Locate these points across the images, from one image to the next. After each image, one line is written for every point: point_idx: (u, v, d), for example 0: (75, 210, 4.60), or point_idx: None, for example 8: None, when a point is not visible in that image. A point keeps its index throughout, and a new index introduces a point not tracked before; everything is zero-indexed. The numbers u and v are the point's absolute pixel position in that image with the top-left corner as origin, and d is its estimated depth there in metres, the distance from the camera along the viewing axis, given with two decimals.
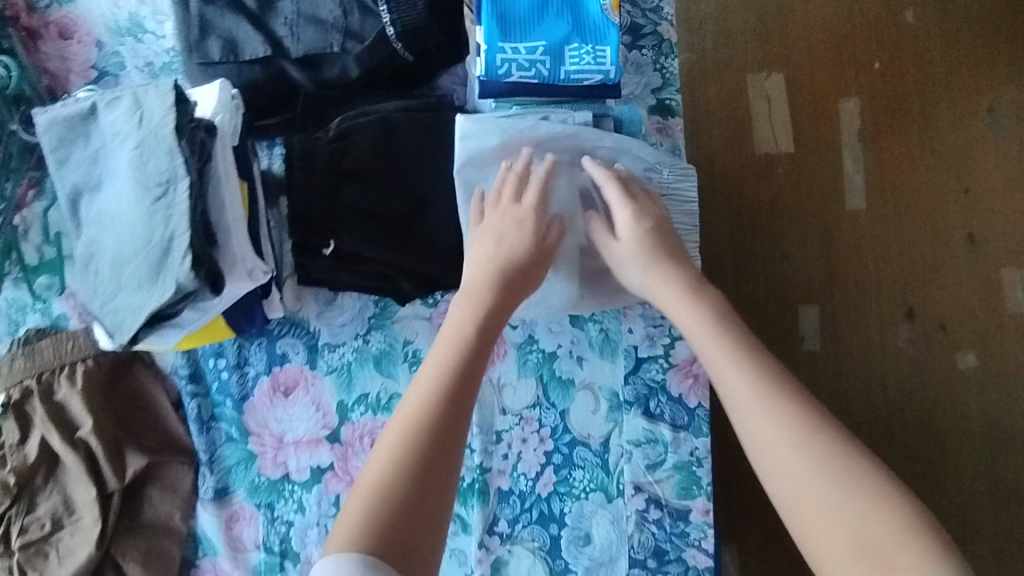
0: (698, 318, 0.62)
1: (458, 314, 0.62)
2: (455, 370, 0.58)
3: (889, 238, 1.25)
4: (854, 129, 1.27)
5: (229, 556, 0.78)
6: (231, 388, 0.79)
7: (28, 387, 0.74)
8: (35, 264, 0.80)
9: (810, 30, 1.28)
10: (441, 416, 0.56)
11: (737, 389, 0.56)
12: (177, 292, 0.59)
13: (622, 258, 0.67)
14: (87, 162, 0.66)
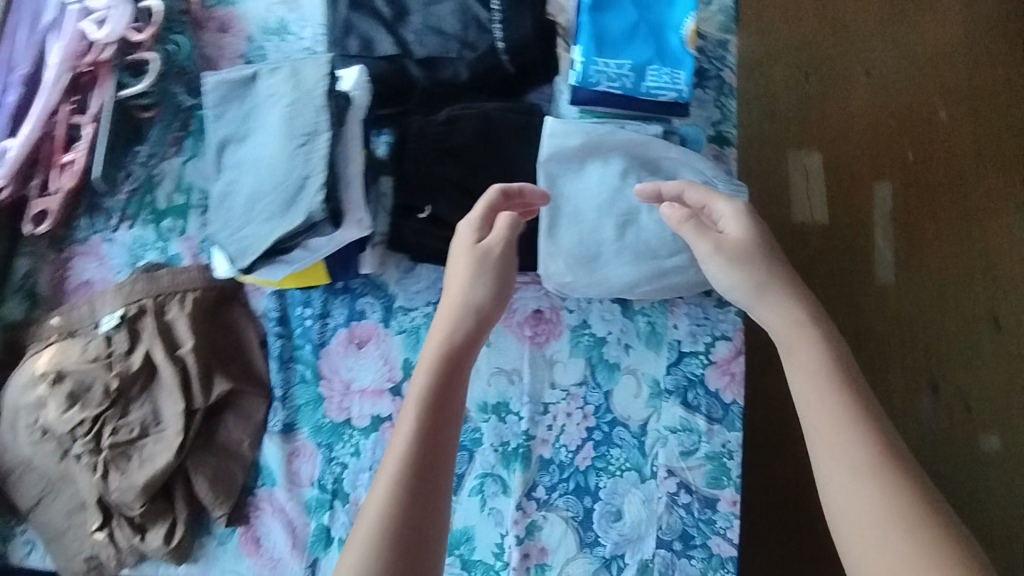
0: (811, 357, 0.66)
1: (421, 383, 0.68)
2: (424, 443, 0.65)
3: (917, 314, 1.32)
4: (885, 211, 1.36)
5: (286, 487, 0.85)
6: (311, 334, 0.89)
7: (144, 306, 0.84)
8: (164, 209, 0.92)
9: (850, 117, 1.39)
10: (415, 488, 0.63)
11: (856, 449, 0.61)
12: (305, 222, 0.71)
13: (723, 253, 0.71)
14: (239, 119, 0.79)
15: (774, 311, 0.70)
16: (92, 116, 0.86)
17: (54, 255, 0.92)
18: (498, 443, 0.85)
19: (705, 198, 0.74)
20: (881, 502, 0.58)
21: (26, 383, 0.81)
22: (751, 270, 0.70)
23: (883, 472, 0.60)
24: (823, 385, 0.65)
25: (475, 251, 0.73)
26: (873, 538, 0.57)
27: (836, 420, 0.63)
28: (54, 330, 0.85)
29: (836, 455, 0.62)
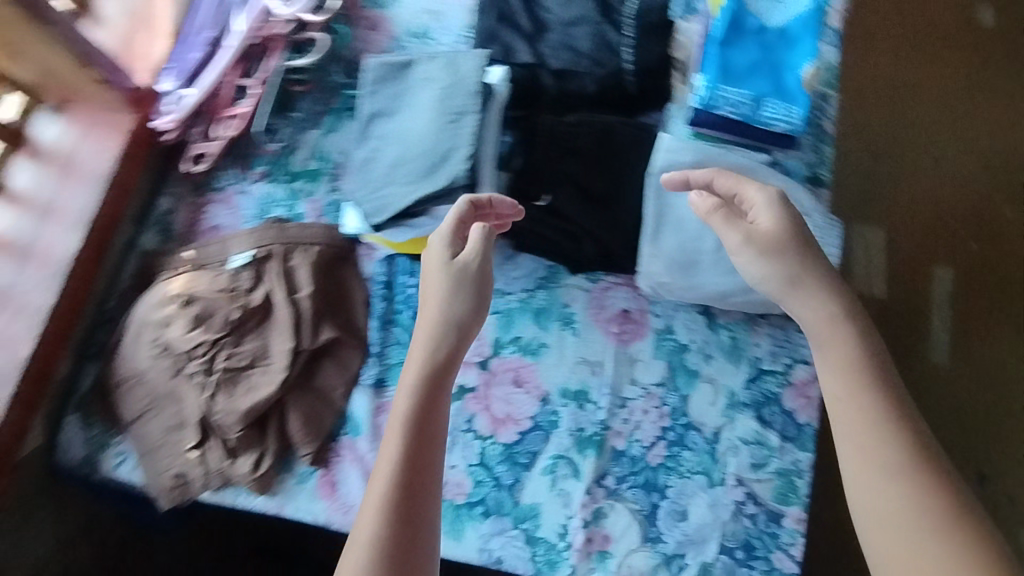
0: (848, 356, 0.70)
1: (402, 405, 0.70)
2: (410, 465, 0.68)
3: (969, 400, 1.33)
4: (945, 294, 1.38)
5: (369, 439, 0.89)
6: (413, 302, 0.94)
7: (272, 251, 0.92)
8: (296, 172, 1.01)
9: (919, 201, 1.42)
10: (404, 507, 0.66)
11: (889, 447, 0.65)
12: (446, 186, 0.80)
13: (760, 242, 0.75)
14: (392, 96, 0.88)
15: (807, 302, 0.73)
16: (259, 79, 0.98)
17: (193, 198, 1.00)
18: (574, 428, 0.89)
19: (735, 185, 0.79)
20: (910, 501, 0.63)
21: (158, 301, 0.88)
22: (790, 263, 0.74)
23: (913, 476, 0.64)
24: (855, 387, 0.69)
25: (451, 266, 0.75)
26: (901, 534, 0.62)
27: (864, 423, 0.67)
28: (185, 261, 0.93)
29: (863, 458, 0.66)
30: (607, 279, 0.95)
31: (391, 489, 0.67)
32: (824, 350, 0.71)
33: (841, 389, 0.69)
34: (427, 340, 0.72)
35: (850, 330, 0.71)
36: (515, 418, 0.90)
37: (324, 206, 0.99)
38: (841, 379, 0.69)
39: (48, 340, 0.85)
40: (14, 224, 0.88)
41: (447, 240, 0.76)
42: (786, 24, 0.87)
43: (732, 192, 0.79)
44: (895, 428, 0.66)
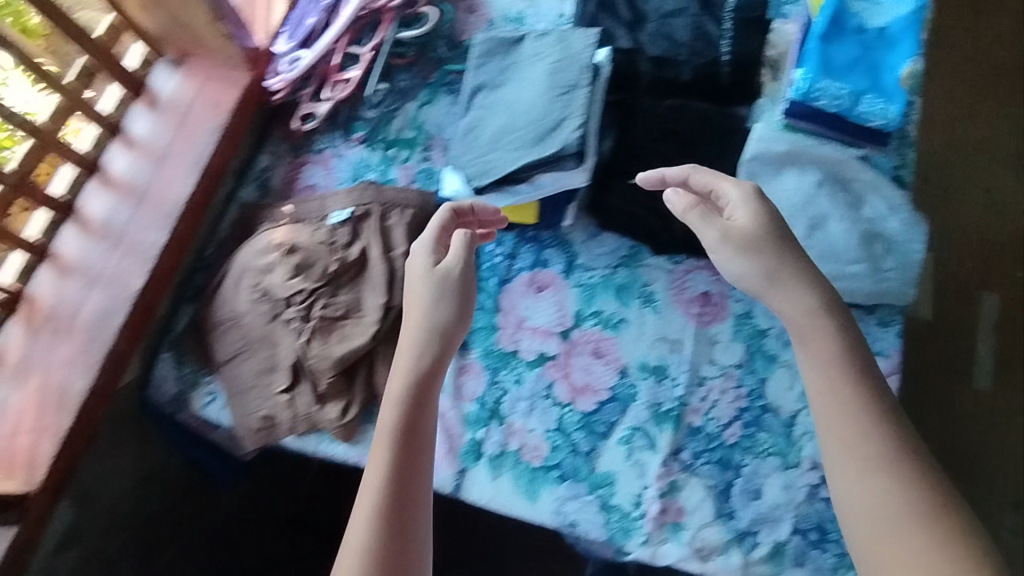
0: (824, 354, 0.74)
1: (390, 416, 0.75)
2: (396, 473, 0.73)
3: (1011, 428, 1.31)
4: (991, 321, 1.36)
5: (452, 396, 0.92)
6: (498, 269, 0.98)
7: (370, 210, 0.95)
8: (393, 140, 1.03)
9: (969, 225, 1.40)
10: (396, 513, 0.71)
11: (871, 446, 0.70)
12: (557, 152, 0.82)
13: (738, 238, 0.80)
14: (498, 69, 0.91)
15: (791, 297, 0.77)
16: (369, 47, 1.02)
17: (292, 158, 1.04)
18: (652, 403, 0.91)
19: (710, 182, 0.83)
20: (891, 491, 0.68)
21: (262, 249, 0.93)
22: (764, 256, 0.78)
23: (891, 463, 0.69)
24: (834, 382, 0.73)
25: (432, 274, 0.80)
26: (889, 520, 0.67)
27: (845, 417, 0.71)
28: (285, 214, 0.97)
29: (845, 453, 0.70)
30: (688, 262, 0.97)
31: (382, 497, 0.72)
32: (807, 343, 0.76)
33: (820, 385, 0.73)
34: (411, 352, 0.77)
35: (824, 323, 0.75)
36: (593, 387, 0.92)
37: (416, 172, 1.01)
38: (824, 378, 0.74)
39: (155, 275, 0.87)
40: (131, 165, 0.92)
41: (427, 249, 0.82)
42: (887, 25, 0.90)
43: (710, 189, 0.83)
44: (876, 418, 0.71)
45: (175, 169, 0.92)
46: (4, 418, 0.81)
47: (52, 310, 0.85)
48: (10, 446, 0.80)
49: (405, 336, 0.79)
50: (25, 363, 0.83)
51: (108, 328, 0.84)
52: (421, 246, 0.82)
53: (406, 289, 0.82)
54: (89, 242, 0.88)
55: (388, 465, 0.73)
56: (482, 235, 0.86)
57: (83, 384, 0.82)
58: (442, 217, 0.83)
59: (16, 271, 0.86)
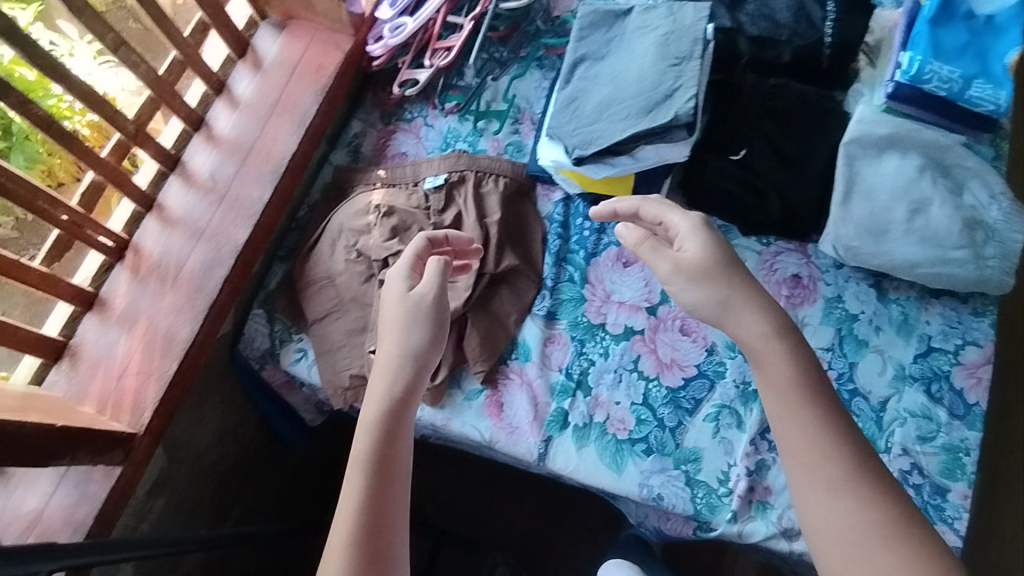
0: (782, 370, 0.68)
1: (365, 441, 0.72)
2: (372, 499, 0.68)
3: None
4: None
5: (538, 366, 0.92)
6: (586, 243, 0.98)
7: (465, 176, 0.97)
8: (484, 112, 1.05)
9: None
10: (372, 540, 0.67)
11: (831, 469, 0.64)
12: (669, 121, 0.82)
13: (685, 270, 0.75)
14: (603, 41, 0.93)
15: (752, 327, 0.71)
16: (470, 17, 1.01)
17: (382, 125, 1.07)
18: (741, 381, 0.89)
19: (660, 213, 0.80)
20: (858, 514, 0.62)
21: (359, 211, 0.94)
22: (716, 287, 0.73)
23: (854, 484, 0.63)
24: (797, 401, 0.67)
25: (408, 298, 0.79)
26: (854, 547, 0.61)
27: (808, 437, 0.65)
28: (379, 178, 0.99)
29: (806, 478, 0.65)
30: (779, 244, 0.96)
31: (357, 525, 0.67)
32: (766, 369, 0.70)
33: (781, 409, 0.68)
34: (385, 376, 0.74)
35: (784, 343, 0.70)
36: (680, 363, 0.91)
37: (505, 145, 1.04)
38: (779, 401, 0.68)
39: (258, 229, 0.90)
40: (235, 124, 0.95)
41: (399, 274, 0.82)
42: (995, 13, 0.89)
43: (661, 220, 0.80)
44: (841, 438, 0.65)
45: (278, 128, 0.94)
46: (112, 362, 0.83)
47: (159, 260, 0.88)
48: (119, 388, 0.82)
49: (379, 359, 0.76)
50: (134, 309, 0.86)
51: (213, 279, 0.86)
52: (396, 272, 0.82)
53: (382, 313, 0.80)
54: (195, 196, 0.91)
55: (366, 491, 0.69)
56: (455, 263, 0.87)
57: (189, 332, 0.84)
58: (418, 247, 0.83)
59: (124, 220, 0.90)
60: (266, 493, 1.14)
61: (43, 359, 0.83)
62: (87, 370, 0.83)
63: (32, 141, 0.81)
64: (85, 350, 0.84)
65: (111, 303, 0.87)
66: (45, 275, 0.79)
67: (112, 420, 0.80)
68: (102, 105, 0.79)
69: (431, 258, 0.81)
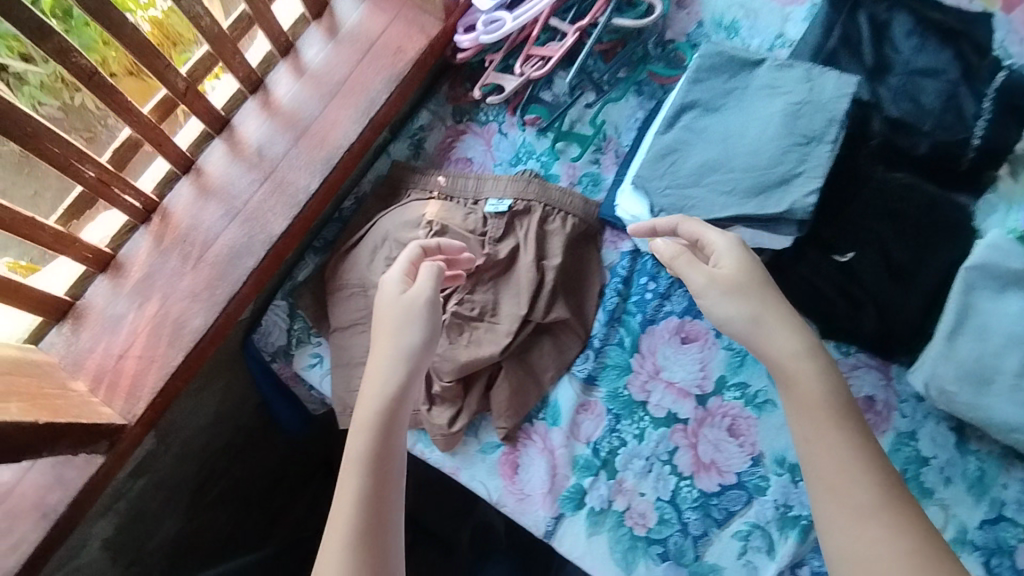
0: (812, 393, 0.61)
1: (358, 447, 0.64)
2: (373, 509, 0.61)
3: None
4: None
5: (565, 434, 0.84)
6: (646, 307, 0.89)
7: (531, 208, 0.87)
8: (567, 132, 0.95)
9: None
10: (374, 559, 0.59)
11: (861, 490, 0.57)
12: (783, 213, 0.70)
13: (725, 287, 0.67)
14: (720, 91, 0.81)
15: (783, 343, 0.64)
16: (575, 28, 0.90)
17: (452, 122, 0.97)
18: (781, 503, 0.80)
19: (698, 230, 0.72)
20: (891, 540, 0.55)
21: (410, 222, 0.85)
22: (747, 302, 0.66)
23: (884, 510, 0.56)
24: (827, 416, 0.61)
25: (401, 298, 0.71)
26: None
27: (837, 456, 0.59)
28: (436, 185, 0.90)
29: (833, 497, 0.58)
30: (859, 357, 0.86)
31: (355, 538, 0.59)
32: (793, 391, 0.63)
33: (809, 433, 0.61)
34: (379, 375, 0.67)
35: (816, 360, 0.63)
36: (720, 467, 0.83)
37: (581, 175, 0.94)
38: (807, 422, 0.61)
39: (298, 221, 0.81)
40: (295, 95, 0.85)
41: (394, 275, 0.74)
42: None
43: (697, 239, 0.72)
44: (876, 463, 0.58)
45: (339, 111, 0.84)
46: (117, 337, 0.77)
47: (186, 231, 0.80)
48: (117, 368, 0.75)
49: (373, 356, 0.69)
50: (148, 282, 0.78)
51: (238, 269, 0.79)
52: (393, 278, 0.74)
53: (376, 313, 0.71)
54: (237, 167, 0.82)
55: (363, 500, 0.61)
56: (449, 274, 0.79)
57: (201, 323, 0.77)
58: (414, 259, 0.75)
59: (157, 180, 0.82)
60: (251, 473, 1.10)
61: (46, 318, 0.77)
62: (90, 338, 0.77)
63: (90, 28, 0.73)
64: (91, 316, 0.78)
65: (127, 270, 0.79)
66: (60, 235, 0.71)
67: (104, 403, 0.74)
68: (153, 56, 0.70)
69: (425, 265, 0.73)
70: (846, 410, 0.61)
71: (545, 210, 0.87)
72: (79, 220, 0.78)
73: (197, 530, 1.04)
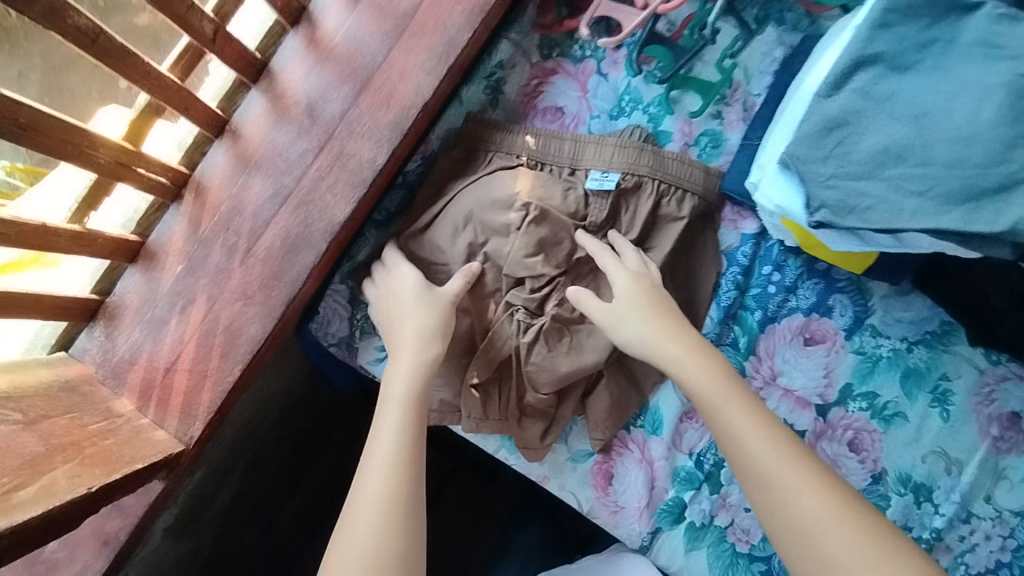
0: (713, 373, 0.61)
1: (400, 385, 0.61)
2: (410, 454, 0.56)
3: None
4: None
5: (667, 445, 0.77)
6: (768, 303, 0.77)
7: (642, 184, 0.71)
8: (686, 77, 0.75)
9: None
10: (410, 517, 0.52)
11: (760, 445, 0.57)
12: (1004, 232, 0.54)
13: (620, 313, 0.65)
14: (915, 42, 0.61)
15: (670, 350, 0.63)
16: None
17: (539, 58, 0.78)
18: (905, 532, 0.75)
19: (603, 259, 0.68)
20: (805, 490, 0.54)
21: (500, 200, 0.69)
22: (638, 322, 0.64)
23: (793, 470, 0.55)
24: (719, 391, 0.60)
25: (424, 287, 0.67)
26: (805, 520, 0.53)
27: (738, 423, 0.58)
28: (524, 147, 0.72)
29: (749, 474, 0.56)
30: (1010, 366, 0.75)
31: (389, 471, 0.54)
32: (689, 377, 0.61)
33: (711, 406, 0.60)
34: (416, 328, 0.64)
35: (693, 356, 0.62)
36: None
37: (698, 134, 0.75)
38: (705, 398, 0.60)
39: (365, 204, 0.66)
40: (350, 31, 0.66)
41: (386, 264, 0.71)
42: None
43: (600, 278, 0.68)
44: (775, 428, 0.58)
45: (410, 54, 0.65)
46: (161, 345, 0.65)
47: (228, 214, 0.65)
48: (166, 382, 0.65)
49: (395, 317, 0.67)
50: (190, 279, 0.65)
51: (296, 266, 0.65)
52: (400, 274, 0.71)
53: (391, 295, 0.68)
54: (283, 131, 0.65)
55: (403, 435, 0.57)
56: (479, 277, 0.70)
57: (258, 330, 0.65)
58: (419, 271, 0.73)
59: (183, 146, 0.65)
60: (295, 430, 1.01)
61: (73, 322, 0.64)
62: (129, 345, 0.65)
63: None
64: (126, 316, 0.66)
65: (162, 261, 0.66)
66: (78, 234, 0.57)
67: (155, 425, 0.64)
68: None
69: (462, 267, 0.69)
70: (731, 384, 0.61)
71: (662, 188, 0.71)
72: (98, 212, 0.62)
73: (242, 495, 0.94)
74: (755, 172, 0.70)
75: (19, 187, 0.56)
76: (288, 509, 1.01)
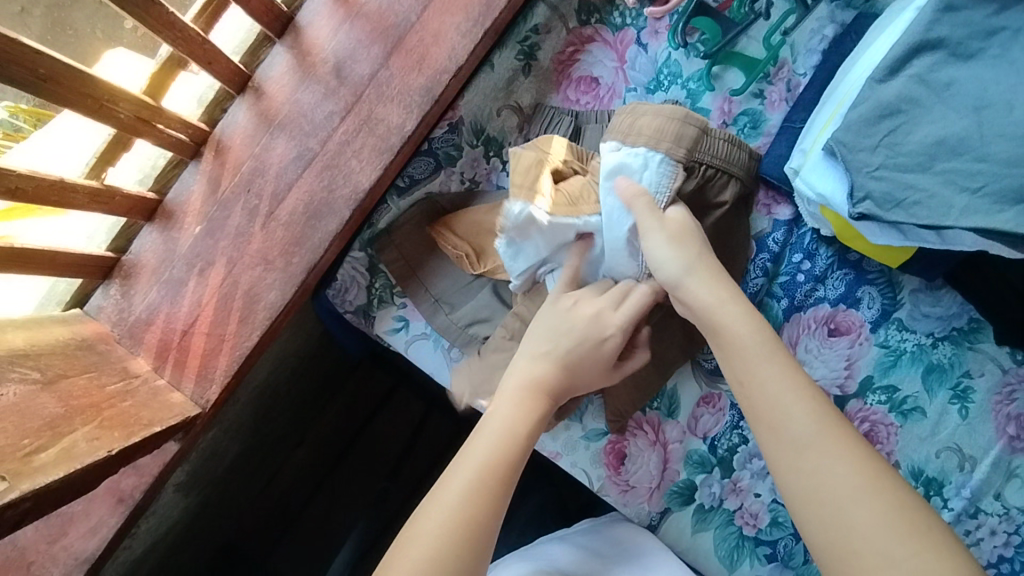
0: (751, 332, 0.51)
1: (512, 400, 0.54)
2: (501, 481, 0.49)
3: None
4: None
5: (682, 428, 0.77)
6: (795, 292, 0.77)
7: (693, 170, 0.62)
8: (730, 52, 0.72)
9: None
10: (483, 547, 0.47)
11: (798, 411, 0.47)
12: None
13: (674, 232, 0.55)
14: (980, 29, 0.55)
15: (699, 296, 0.53)
16: None
17: (576, 24, 0.76)
18: None
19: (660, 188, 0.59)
20: (840, 467, 0.45)
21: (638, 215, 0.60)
22: (688, 248, 0.55)
23: (829, 440, 0.46)
24: (760, 349, 0.50)
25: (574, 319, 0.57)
26: (835, 496, 0.44)
27: (778, 385, 0.48)
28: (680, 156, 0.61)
29: (772, 439, 0.48)
30: None
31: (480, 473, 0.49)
32: (724, 332, 0.52)
33: (743, 373, 0.50)
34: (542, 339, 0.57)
35: (739, 305, 0.52)
36: None
37: (738, 112, 0.72)
38: (736, 358, 0.51)
39: (391, 170, 0.63)
40: None
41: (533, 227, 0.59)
42: None
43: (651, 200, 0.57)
44: (814, 395, 0.48)
45: (444, 15, 0.63)
46: (178, 307, 0.64)
47: (250, 174, 0.63)
48: (183, 344, 0.63)
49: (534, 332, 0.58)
50: (210, 241, 0.63)
51: (319, 232, 0.63)
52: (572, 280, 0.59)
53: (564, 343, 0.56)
54: (308, 91, 0.63)
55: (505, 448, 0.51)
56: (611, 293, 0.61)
57: (278, 297, 0.63)
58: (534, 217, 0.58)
59: (205, 102, 0.63)
60: (302, 387, 1.00)
61: (88, 279, 0.63)
62: (146, 305, 0.64)
63: None
64: (143, 275, 0.64)
65: (180, 220, 0.64)
66: (96, 192, 0.55)
67: (172, 388, 0.63)
68: None
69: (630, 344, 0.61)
70: (774, 349, 0.50)
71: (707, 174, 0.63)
72: (116, 169, 0.60)
73: (250, 451, 0.94)
74: (798, 156, 0.67)
75: (23, 129, 0.57)
76: (290, 465, 1.00)
